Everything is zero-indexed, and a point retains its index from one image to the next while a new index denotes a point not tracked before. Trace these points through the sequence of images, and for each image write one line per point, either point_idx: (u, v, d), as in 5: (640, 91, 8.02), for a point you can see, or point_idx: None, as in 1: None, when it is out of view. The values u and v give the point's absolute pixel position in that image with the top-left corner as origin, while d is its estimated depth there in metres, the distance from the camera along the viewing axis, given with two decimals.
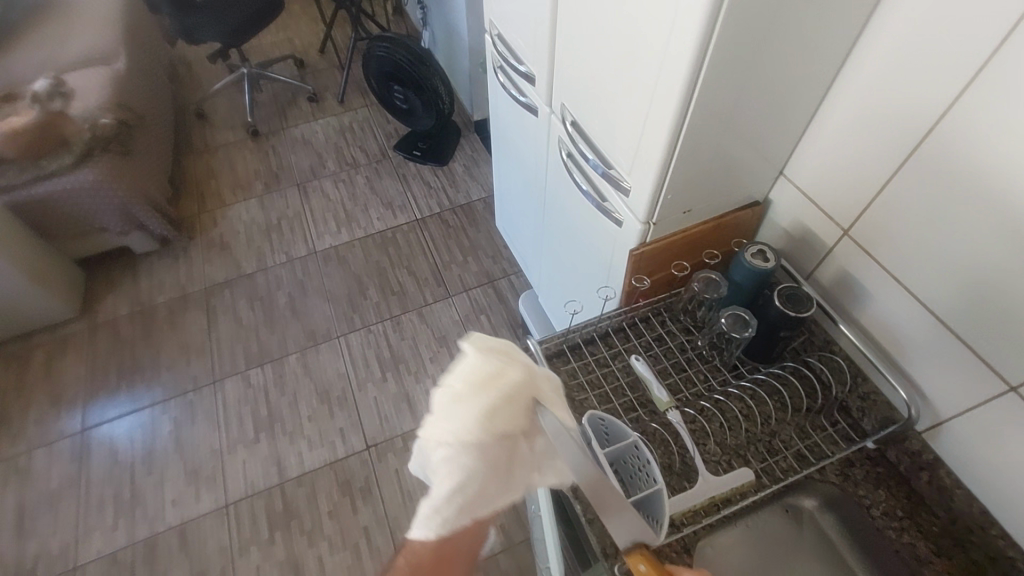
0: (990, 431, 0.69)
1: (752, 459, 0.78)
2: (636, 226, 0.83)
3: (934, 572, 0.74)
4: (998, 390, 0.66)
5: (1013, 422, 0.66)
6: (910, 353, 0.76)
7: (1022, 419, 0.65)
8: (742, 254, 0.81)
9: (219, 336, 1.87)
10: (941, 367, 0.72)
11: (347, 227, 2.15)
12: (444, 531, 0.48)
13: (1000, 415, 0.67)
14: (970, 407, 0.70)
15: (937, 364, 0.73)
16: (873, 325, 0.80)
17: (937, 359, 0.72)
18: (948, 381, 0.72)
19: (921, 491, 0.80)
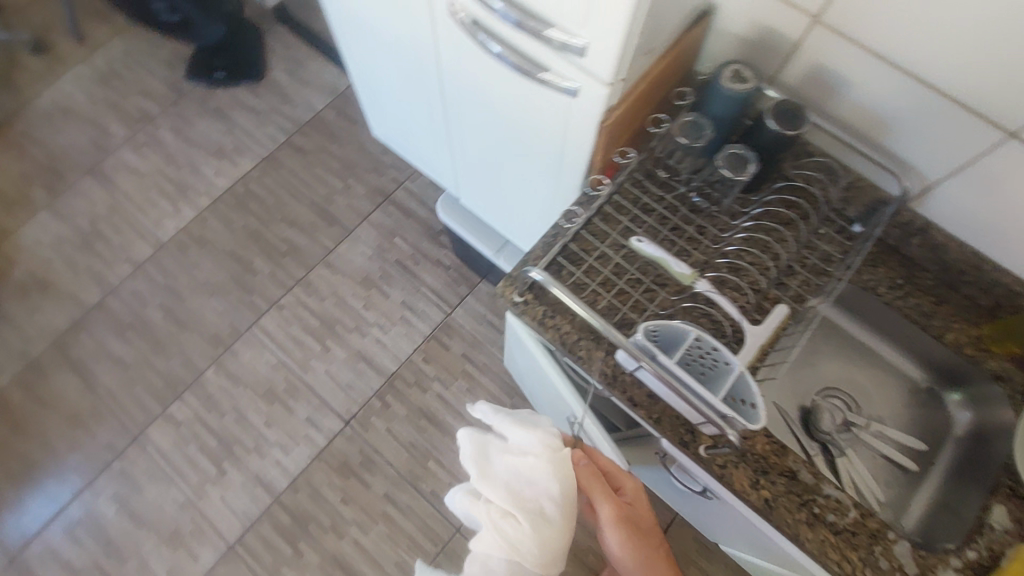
0: (989, 178, 0.70)
1: (779, 291, 0.77)
2: (600, 90, 0.66)
3: (941, 320, 0.81)
4: (998, 140, 0.66)
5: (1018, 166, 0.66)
6: (897, 130, 0.73)
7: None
8: (718, 80, 0.70)
9: (107, 388, 1.53)
10: (936, 133, 0.70)
11: (185, 200, 1.73)
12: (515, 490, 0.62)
13: (1003, 163, 0.67)
14: (964, 165, 0.71)
15: (934, 136, 0.70)
16: (851, 113, 0.75)
17: (930, 128, 0.70)
18: (946, 148, 0.70)
19: (913, 255, 0.82)
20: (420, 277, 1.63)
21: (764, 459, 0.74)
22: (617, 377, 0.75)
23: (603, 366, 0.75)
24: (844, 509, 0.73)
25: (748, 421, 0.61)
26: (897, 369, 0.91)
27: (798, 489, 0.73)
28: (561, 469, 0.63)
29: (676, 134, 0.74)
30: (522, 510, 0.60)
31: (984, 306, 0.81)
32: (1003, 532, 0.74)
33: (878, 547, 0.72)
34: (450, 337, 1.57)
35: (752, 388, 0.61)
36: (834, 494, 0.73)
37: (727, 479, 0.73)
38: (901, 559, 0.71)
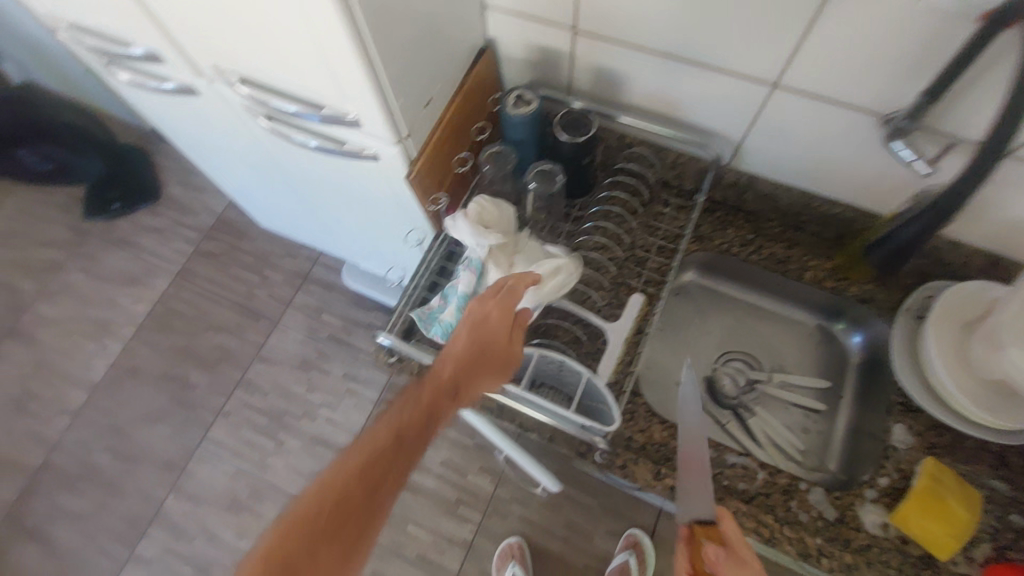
0: (776, 127, 0.74)
1: (633, 279, 0.80)
2: (394, 149, 0.69)
3: (797, 261, 0.85)
4: (764, 94, 0.70)
5: (790, 110, 0.71)
6: (685, 105, 0.77)
7: (795, 103, 0.70)
8: (505, 108, 0.73)
9: (70, 547, 1.49)
10: (714, 100, 0.75)
11: (108, 336, 1.72)
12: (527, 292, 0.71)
13: (778, 111, 0.72)
14: (751, 120, 0.75)
15: (718, 100, 0.74)
16: (644, 99, 0.80)
17: (708, 97, 0.74)
18: (733, 109, 0.75)
19: (754, 208, 0.87)
20: (356, 346, 1.64)
21: (665, 446, 0.76)
22: (503, 408, 0.77)
23: (487, 404, 0.77)
24: (753, 472, 0.74)
25: (605, 425, 0.62)
26: (784, 316, 0.94)
27: None
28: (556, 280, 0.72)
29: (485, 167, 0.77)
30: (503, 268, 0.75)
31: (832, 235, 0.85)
32: (907, 450, 0.75)
33: (795, 501, 0.73)
34: None
35: (603, 391, 0.63)
36: (739, 462, 0.75)
37: (631, 477, 0.73)
38: (818, 507, 0.73)
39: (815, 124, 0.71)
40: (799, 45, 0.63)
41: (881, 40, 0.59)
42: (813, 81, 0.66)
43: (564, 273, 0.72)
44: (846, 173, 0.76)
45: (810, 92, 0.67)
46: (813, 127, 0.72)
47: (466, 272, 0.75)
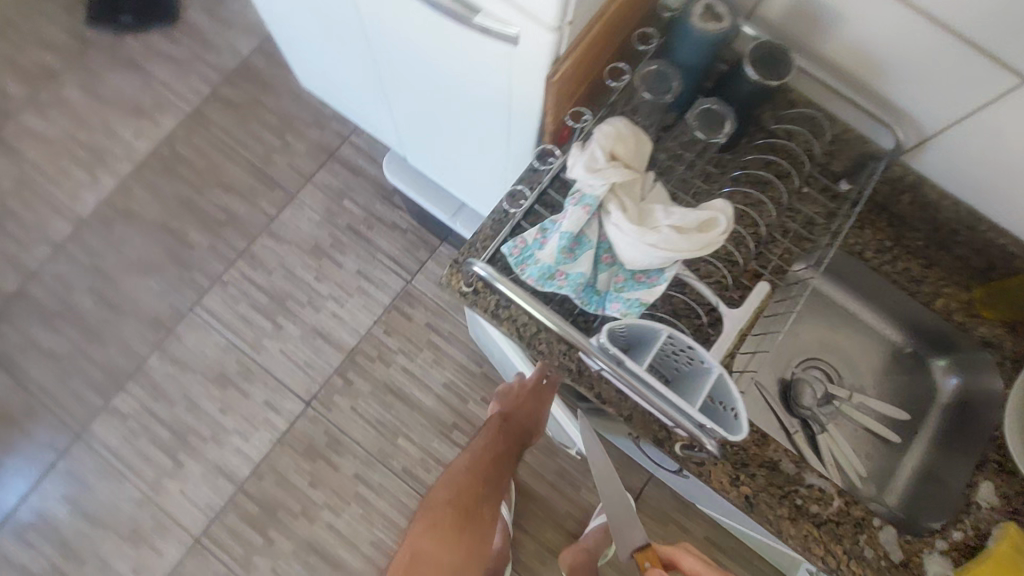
0: (995, 127, 0.61)
1: (759, 267, 0.68)
2: (548, 36, 0.54)
3: (929, 285, 0.77)
4: (1008, 83, 0.57)
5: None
6: (890, 72, 0.63)
7: None
8: (687, 17, 0.57)
9: (41, 384, 1.41)
10: (934, 75, 0.60)
11: (102, 168, 1.53)
12: (653, 252, 0.59)
13: (1011, 108, 0.59)
14: (967, 111, 0.62)
15: (941, 75, 0.60)
16: (839, 53, 0.64)
17: (928, 69, 0.60)
18: (953, 92, 0.61)
19: (903, 215, 0.74)
20: (376, 243, 1.50)
21: (744, 450, 0.69)
22: (584, 372, 0.68)
23: (565, 361, 0.68)
24: (828, 497, 0.69)
25: (727, 431, 0.53)
26: (881, 335, 0.85)
27: (779, 480, 0.69)
28: (696, 243, 0.59)
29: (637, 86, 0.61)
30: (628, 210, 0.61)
31: (977, 267, 0.74)
32: (989, 510, 0.70)
33: (863, 536, 0.68)
34: (412, 306, 1.47)
35: (732, 392, 0.53)
36: (817, 484, 0.69)
37: (706, 477, 0.68)
38: (885, 546, 0.68)
39: None
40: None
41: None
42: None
43: (707, 237, 0.59)
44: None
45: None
46: None
47: (576, 207, 0.62)
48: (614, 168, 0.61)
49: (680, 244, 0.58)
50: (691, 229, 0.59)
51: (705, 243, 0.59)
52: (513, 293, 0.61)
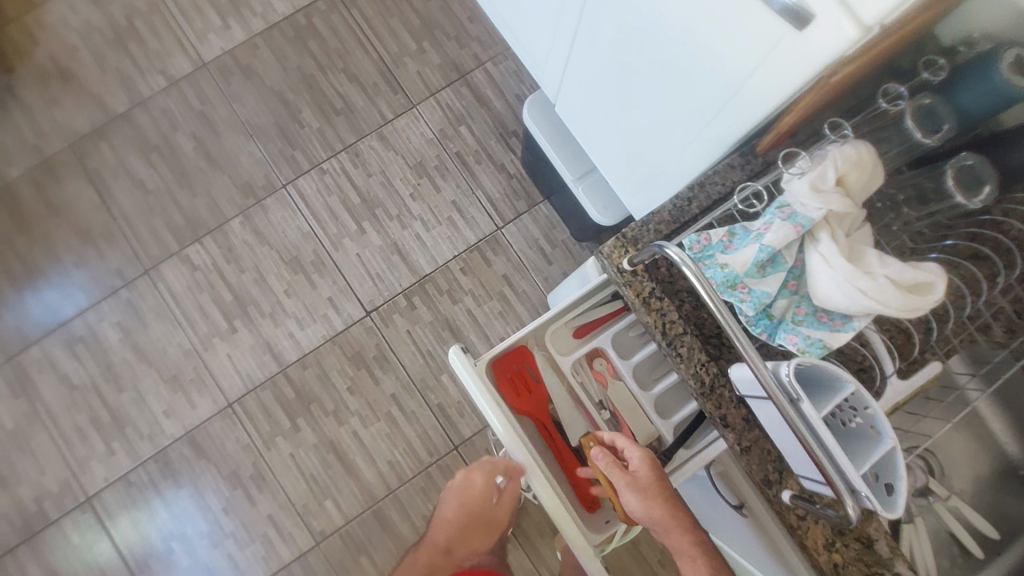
0: None
1: (937, 343, 0.65)
2: (850, 31, 0.50)
3: None
4: None
5: None
6: None
7: None
8: (1000, 62, 0.55)
9: (124, 211, 1.42)
10: None
11: (236, 18, 1.50)
12: (863, 298, 0.55)
13: None
14: None
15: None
16: None
17: None
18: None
19: None
20: (479, 179, 1.46)
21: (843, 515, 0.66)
22: (714, 390, 0.65)
23: (701, 373, 0.65)
24: None
25: (882, 505, 0.51)
26: (998, 446, 0.81)
27: (869, 559, 0.65)
28: (907, 304, 0.55)
29: (907, 115, 0.58)
30: (838, 244, 0.57)
31: None
32: None
33: None
34: (496, 253, 1.43)
35: (898, 469, 0.50)
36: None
37: (801, 532, 0.65)
38: None
39: None
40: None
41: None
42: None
43: (919, 299, 0.55)
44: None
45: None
46: None
47: (785, 223, 0.57)
48: (839, 195, 0.57)
49: (892, 298, 0.54)
50: (904, 284, 0.55)
51: (912, 306, 0.55)
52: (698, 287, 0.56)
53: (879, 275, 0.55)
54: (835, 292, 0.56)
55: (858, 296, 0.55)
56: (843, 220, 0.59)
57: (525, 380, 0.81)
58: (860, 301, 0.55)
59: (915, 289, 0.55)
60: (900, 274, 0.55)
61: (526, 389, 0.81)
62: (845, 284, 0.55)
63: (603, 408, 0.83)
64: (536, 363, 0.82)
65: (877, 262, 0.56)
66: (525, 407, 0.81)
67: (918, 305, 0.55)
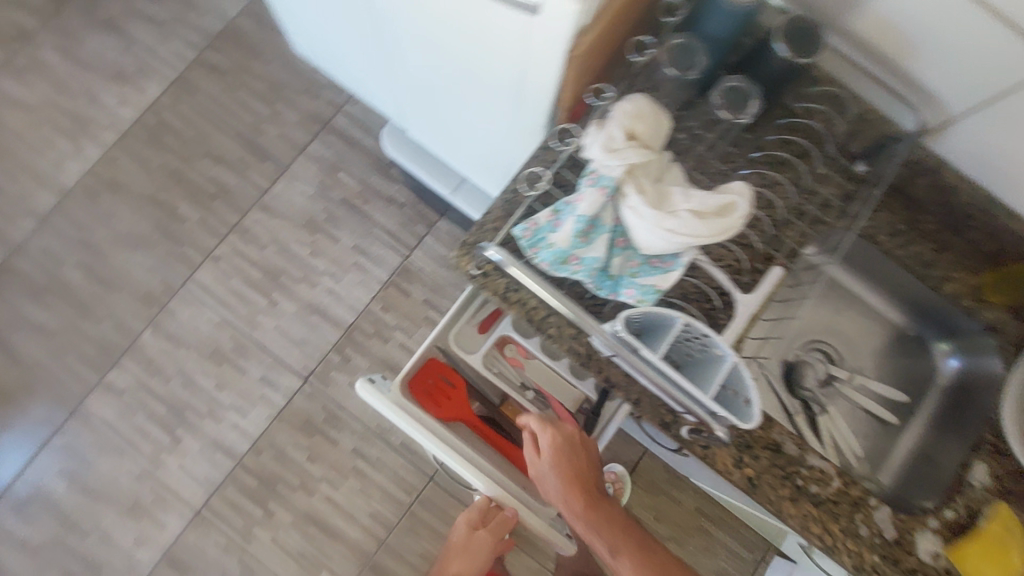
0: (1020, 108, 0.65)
1: (774, 250, 0.68)
2: (571, 9, 0.53)
3: (943, 272, 0.78)
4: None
5: None
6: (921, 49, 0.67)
7: None
8: None
9: (32, 359, 1.39)
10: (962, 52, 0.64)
11: (85, 136, 1.48)
12: (672, 235, 0.59)
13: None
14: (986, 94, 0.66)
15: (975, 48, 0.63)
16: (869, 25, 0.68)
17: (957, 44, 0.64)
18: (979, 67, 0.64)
19: (918, 196, 0.77)
20: (372, 217, 1.47)
21: (745, 433, 0.70)
22: (592, 356, 0.67)
23: (574, 345, 0.67)
24: (827, 478, 0.70)
25: (739, 418, 0.54)
26: (881, 317, 0.86)
27: (781, 462, 0.70)
28: (715, 228, 0.59)
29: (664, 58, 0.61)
30: (643, 195, 0.60)
31: (988, 256, 0.78)
32: (982, 489, 0.72)
33: (858, 514, 0.70)
34: (410, 282, 1.45)
35: (746, 381, 0.53)
36: (818, 465, 0.70)
37: (710, 460, 0.68)
38: (880, 525, 0.70)
39: None
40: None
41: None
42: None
43: (723, 221, 0.59)
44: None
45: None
46: None
47: (593, 188, 0.61)
48: (633, 148, 0.60)
49: (698, 228, 0.58)
50: (708, 213, 0.59)
51: (721, 228, 0.59)
52: (533, 282, 0.61)
53: (683, 211, 0.59)
54: (650, 238, 0.60)
55: (668, 235, 0.59)
56: (645, 170, 0.62)
57: (442, 388, 0.86)
58: (672, 240, 0.59)
59: (719, 213, 0.59)
60: (700, 205, 0.59)
61: (446, 395, 0.86)
62: (656, 229, 0.59)
63: (528, 388, 0.88)
64: (450, 369, 0.87)
65: (680, 201, 0.60)
66: (452, 412, 0.86)
67: (725, 226, 0.59)
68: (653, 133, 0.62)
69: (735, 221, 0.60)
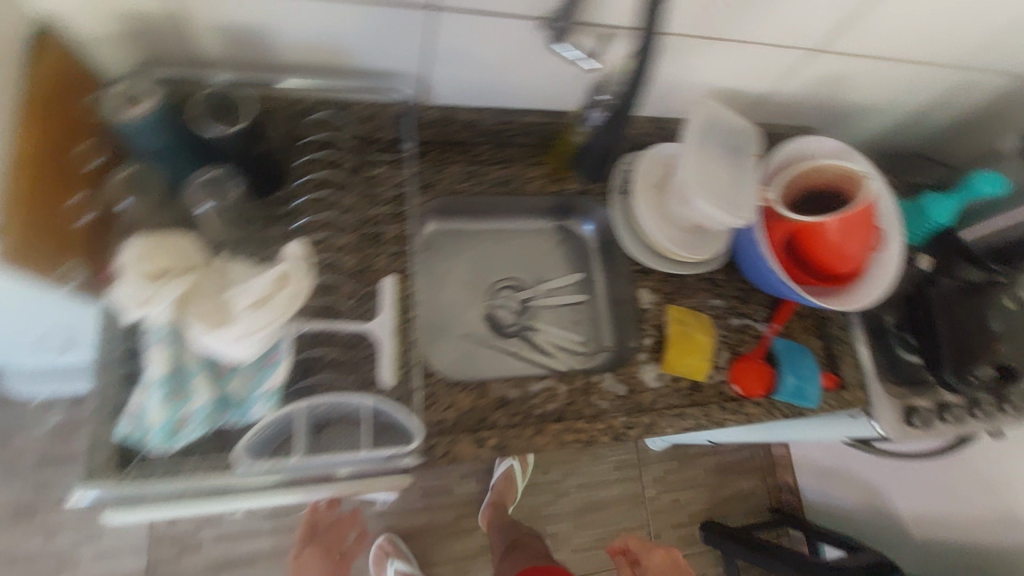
0: (459, 49, 0.71)
1: (379, 262, 0.72)
2: None
3: (528, 176, 0.88)
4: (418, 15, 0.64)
5: (458, 27, 0.67)
6: (352, 49, 0.69)
7: (454, 21, 0.66)
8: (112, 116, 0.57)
9: None
10: (384, 36, 0.67)
11: None
12: (254, 336, 0.57)
13: (453, 29, 0.67)
14: (430, 52, 0.71)
15: (382, 27, 0.66)
16: (297, 53, 0.68)
17: (376, 33, 0.66)
18: (402, 38, 0.68)
19: (466, 138, 0.85)
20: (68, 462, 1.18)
21: (474, 409, 0.74)
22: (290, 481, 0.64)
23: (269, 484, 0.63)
24: (554, 390, 0.79)
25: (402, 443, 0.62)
26: (520, 231, 0.98)
27: (513, 409, 0.76)
28: (286, 302, 0.59)
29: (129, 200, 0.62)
30: (204, 317, 0.57)
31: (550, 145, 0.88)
32: (654, 306, 0.86)
33: (593, 395, 0.80)
34: None
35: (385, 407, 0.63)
36: (542, 386, 0.78)
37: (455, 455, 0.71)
38: (612, 390, 0.81)
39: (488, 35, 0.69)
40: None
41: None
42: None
43: (288, 292, 0.59)
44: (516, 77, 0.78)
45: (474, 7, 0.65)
46: (490, 39, 0.70)
47: (156, 348, 0.57)
48: (164, 287, 0.56)
49: (271, 314, 0.58)
50: (270, 294, 0.58)
51: (291, 297, 0.60)
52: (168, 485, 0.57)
53: (247, 309, 0.57)
54: (240, 350, 0.58)
55: (251, 339, 0.57)
56: (198, 289, 0.58)
57: None
58: (257, 340, 0.58)
59: (279, 285, 0.59)
60: (259, 293, 0.58)
61: None
62: (236, 341, 0.57)
63: None
64: None
65: (240, 299, 0.58)
66: None
67: (292, 293, 0.60)
68: (176, 255, 0.58)
69: (301, 280, 0.61)
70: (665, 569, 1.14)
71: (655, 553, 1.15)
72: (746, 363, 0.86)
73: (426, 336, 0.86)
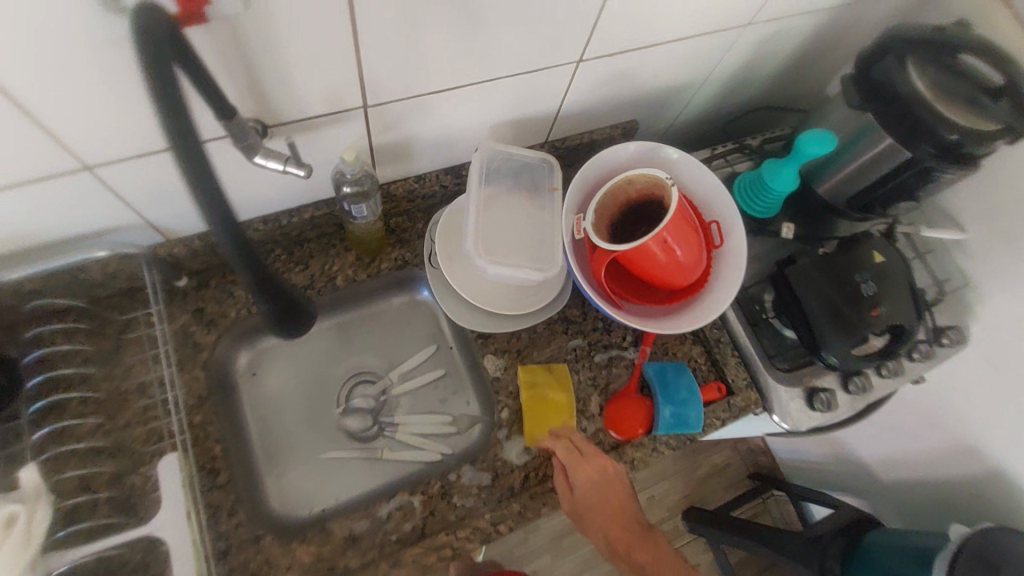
0: (171, 192, 0.61)
1: (161, 441, 0.66)
2: None
3: (327, 275, 0.77)
4: (86, 182, 0.54)
5: (148, 174, 0.57)
6: (42, 233, 0.59)
7: (139, 171, 0.56)
8: None
9: None
10: (68, 212, 0.57)
11: None
12: None
13: (141, 180, 0.57)
14: (140, 205, 0.61)
15: (30, 209, 0.55)
16: None
17: (56, 212, 0.56)
18: (67, 211, 0.57)
19: (246, 254, 0.75)
20: None
21: (319, 559, 0.67)
22: None
23: None
24: (408, 506, 0.71)
25: None
26: (361, 319, 0.87)
27: (364, 545, 0.69)
28: (23, 548, 0.52)
29: None
30: None
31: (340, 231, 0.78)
32: (505, 373, 0.78)
33: (454, 496, 0.72)
34: None
35: None
36: (393, 506, 0.71)
37: None
38: (474, 483, 0.73)
39: (194, 170, 0.59)
40: (37, 120, 0.47)
41: (102, 76, 0.46)
42: (107, 146, 0.52)
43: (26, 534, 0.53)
44: (251, 194, 0.67)
45: (123, 156, 0.54)
46: (202, 172, 0.60)
47: None
48: None
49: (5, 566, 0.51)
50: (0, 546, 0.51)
51: (29, 540, 0.53)
52: None
53: None
54: None
55: None
56: None
57: None
58: None
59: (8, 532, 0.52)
60: None
61: None
62: None
63: None
64: None
65: None
66: None
67: (29, 536, 0.53)
68: None
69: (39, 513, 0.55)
70: (648, 549, 0.77)
71: (587, 461, 0.71)
72: (622, 402, 0.77)
73: (274, 474, 0.77)
